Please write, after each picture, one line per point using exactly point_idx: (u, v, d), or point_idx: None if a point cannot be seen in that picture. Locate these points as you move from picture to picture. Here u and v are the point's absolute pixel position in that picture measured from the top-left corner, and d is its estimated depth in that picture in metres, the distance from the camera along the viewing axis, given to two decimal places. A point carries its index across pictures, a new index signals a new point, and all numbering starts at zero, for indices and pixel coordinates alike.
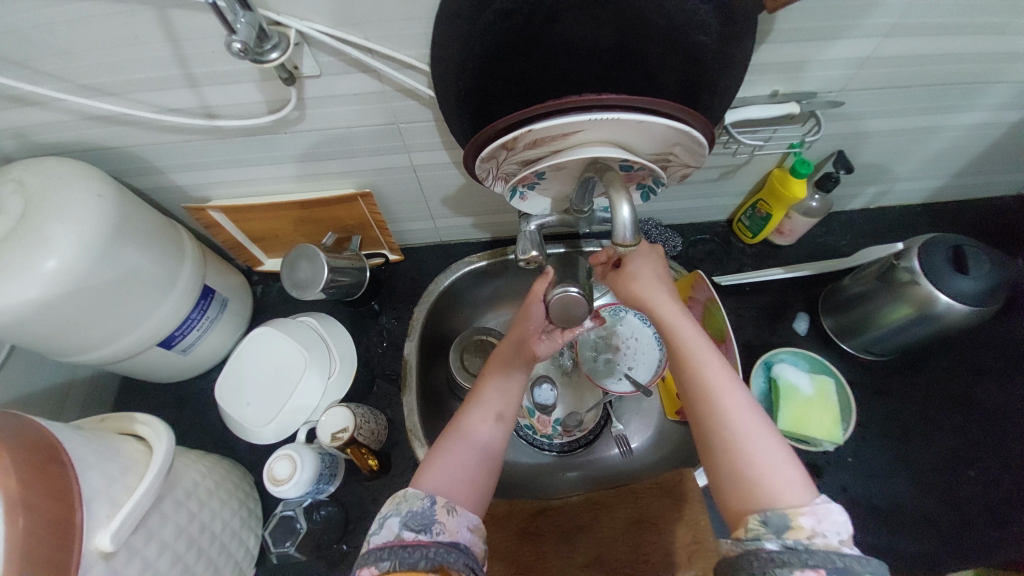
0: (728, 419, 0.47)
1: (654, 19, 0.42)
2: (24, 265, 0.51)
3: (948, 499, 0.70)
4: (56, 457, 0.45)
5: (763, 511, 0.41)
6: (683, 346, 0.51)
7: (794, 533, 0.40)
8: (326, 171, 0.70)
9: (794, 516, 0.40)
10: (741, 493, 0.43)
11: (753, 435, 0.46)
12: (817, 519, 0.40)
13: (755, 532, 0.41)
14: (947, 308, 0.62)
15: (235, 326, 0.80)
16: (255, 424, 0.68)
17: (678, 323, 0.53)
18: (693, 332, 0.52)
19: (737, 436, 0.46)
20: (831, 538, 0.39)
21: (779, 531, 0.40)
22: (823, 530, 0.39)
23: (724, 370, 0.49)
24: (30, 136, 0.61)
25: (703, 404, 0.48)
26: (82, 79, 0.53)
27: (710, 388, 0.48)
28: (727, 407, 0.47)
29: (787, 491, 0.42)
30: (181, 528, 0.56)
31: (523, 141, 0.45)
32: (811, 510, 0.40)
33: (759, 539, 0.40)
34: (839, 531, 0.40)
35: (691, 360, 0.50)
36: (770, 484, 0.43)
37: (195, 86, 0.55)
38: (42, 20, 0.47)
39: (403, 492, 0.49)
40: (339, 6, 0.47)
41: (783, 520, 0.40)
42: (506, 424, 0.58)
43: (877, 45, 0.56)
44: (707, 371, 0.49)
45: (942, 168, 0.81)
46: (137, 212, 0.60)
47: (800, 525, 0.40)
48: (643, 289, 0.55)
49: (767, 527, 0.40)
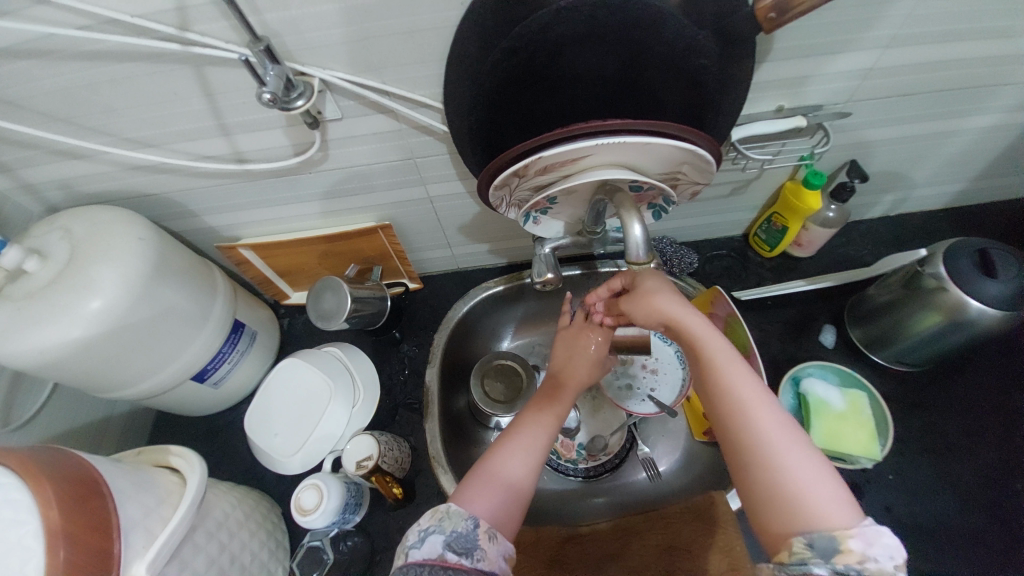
0: (762, 438, 0.45)
1: (654, 47, 0.44)
2: (70, 306, 0.55)
3: (1001, 516, 0.65)
4: (96, 487, 0.47)
5: (805, 533, 0.40)
6: (712, 364, 0.50)
7: (845, 557, 0.38)
8: (348, 206, 0.73)
9: (842, 539, 0.39)
10: (781, 515, 0.42)
11: (789, 452, 0.44)
12: (867, 542, 0.38)
13: (799, 556, 0.39)
14: (980, 314, 0.59)
15: (263, 359, 0.83)
16: (282, 454, 0.69)
17: (705, 339, 0.52)
18: (721, 348, 0.51)
19: (773, 454, 0.44)
20: (884, 563, 0.37)
21: (827, 555, 0.38)
22: (875, 555, 0.37)
23: (755, 386, 0.48)
24: (78, 187, 0.66)
25: (735, 422, 0.47)
26: (127, 133, 0.58)
27: (741, 406, 0.47)
28: (761, 426, 0.46)
29: (830, 512, 0.40)
30: (212, 559, 0.57)
31: (534, 168, 0.47)
32: (860, 533, 0.38)
33: (805, 563, 0.38)
34: (892, 555, 0.37)
35: (717, 378, 0.50)
36: (812, 504, 0.41)
37: (227, 135, 0.59)
38: (93, 83, 0.51)
39: (447, 508, 0.48)
40: (359, 55, 0.51)
41: (830, 543, 0.39)
42: (537, 462, 0.55)
43: (879, 56, 0.57)
44: (736, 388, 0.48)
45: (961, 172, 0.80)
46: (173, 253, 0.64)
47: (850, 548, 0.38)
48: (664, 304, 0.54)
49: (813, 550, 0.39)
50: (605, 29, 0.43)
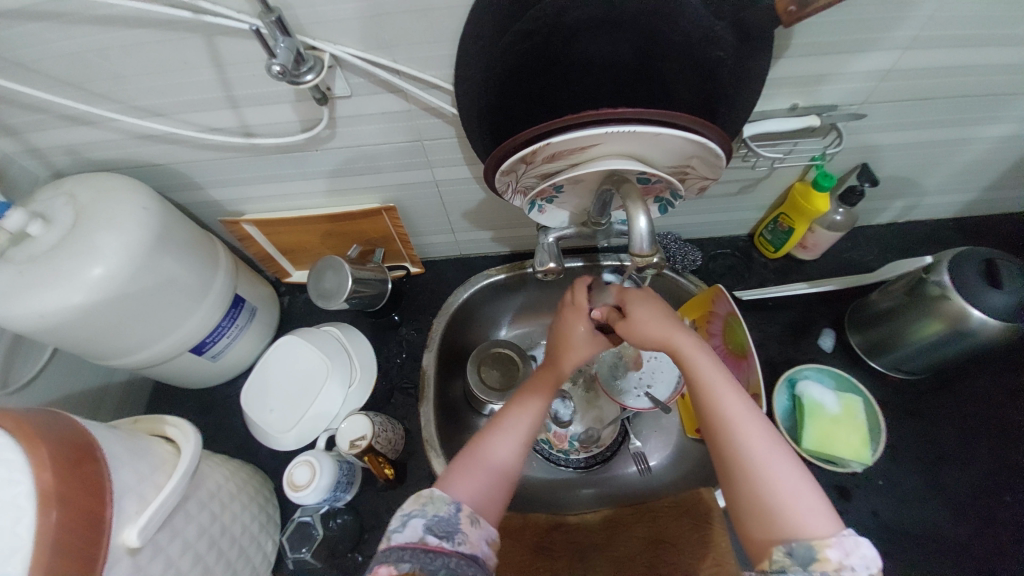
0: (746, 448, 0.46)
1: (670, 37, 0.44)
2: (71, 272, 0.55)
3: (987, 527, 0.66)
4: (92, 453, 0.47)
5: (786, 542, 0.41)
6: (699, 379, 0.50)
7: (821, 565, 0.38)
8: (353, 186, 0.73)
9: (820, 547, 0.39)
10: (763, 523, 0.42)
11: (772, 466, 0.45)
12: (844, 551, 0.38)
13: (779, 565, 0.39)
14: (981, 324, 0.59)
15: (261, 335, 0.83)
16: (277, 430, 0.70)
17: (694, 355, 0.52)
18: (708, 364, 0.51)
19: (755, 464, 0.45)
20: (861, 572, 0.37)
21: (805, 563, 0.39)
22: (851, 564, 0.38)
23: (741, 402, 0.49)
24: (84, 153, 0.66)
25: (719, 432, 0.48)
26: (134, 100, 0.57)
27: (726, 421, 0.48)
28: (746, 437, 0.46)
29: (811, 522, 0.41)
30: (203, 530, 0.58)
31: (542, 154, 0.47)
32: (836, 542, 0.39)
33: (783, 572, 0.39)
34: (868, 565, 0.38)
35: (704, 387, 0.50)
36: (792, 514, 0.42)
37: (234, 107, 0.59)
38: (101, 47, 0.51)
39: (430, 493, 0.49)
40: (370, 31, 0.50)
41: (809, 552, 0.39)
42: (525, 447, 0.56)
43: (898, 57, 0.56)
44: (722, 402, 0.49)
45: (972, 182, 0.79)
46: (176, 224, 0.64)
47: (827, 557, 0.39)
48: (659, 330, 0.54)
49: (791, 559, 0.39)
50: (621, 15, 0.43)
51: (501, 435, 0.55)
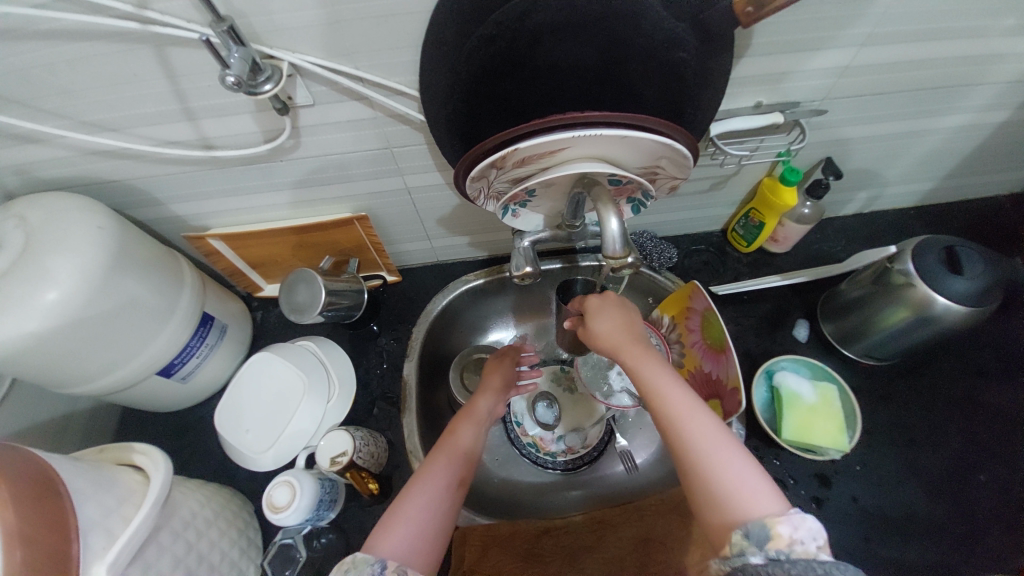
0: (694, 443, 0.46)
1: (635, 40, 0.44)
2: (24, 299, 0.52)
3: (963, 506, 0.68)
4: (53, 488, 0.45)
5: (742, 525, 0.40)
6: (652, 387, 0.51)
7: (774, 542, 0.38)
8: (322, 196, 0.71)
9: (772, 525, 0.39)
10: (717, 510, 0.43)
11: (720, 457, 0.45)
12: (793, 526, 0.39)
13: (738, 547, 0.40)
14: (945, 309, 0.61)
15: (234, 352, 0.81)
16: (254, 451, 0.68)
17: (645, 369, 0.52)
18: (659, 371, 0.52)
19: (704, 455, 0.45)
20: (809, 545, 0.38)
21: (761, 542, 0.39)
22: (800, 538, 0.38)
23: (690, 401, 0.49)
24: (33, 172, 0.62)
25: (671, 434, 0.48)
26: (85, 116, 0.55)
27: (674, 422, 0.48)
28: (697, 435, 0.46)
29: (759, 503, 0.41)
30: (179, 559, 0.56)
31: (511, 160, 0.47)
32: (786, 518, 0.39)
33: (743, 554, 0.39)
34: (816, 537, 0.38)
35: (654, 390, 0.51)
36: (741, 497, 0.42)
37: (192, 119, 0.57)
38: (46, 62, 0.48)
39: (352, 558, 0.46)
40: (331, 39, 0.49)
41: (762, 530, 0.39)
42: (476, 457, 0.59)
43: (854, 54, 0.57)
44: (670, 405, 0.49)
45: (931, 171, 0.82)
46: (134, 243, 0.61)
47: (779, 533, 0.39)
48: (613, 341, 0.56)
49: (749, 540, 0.39)
50: (585, 19, 0.42)
51: (474, 425, 0.62)
